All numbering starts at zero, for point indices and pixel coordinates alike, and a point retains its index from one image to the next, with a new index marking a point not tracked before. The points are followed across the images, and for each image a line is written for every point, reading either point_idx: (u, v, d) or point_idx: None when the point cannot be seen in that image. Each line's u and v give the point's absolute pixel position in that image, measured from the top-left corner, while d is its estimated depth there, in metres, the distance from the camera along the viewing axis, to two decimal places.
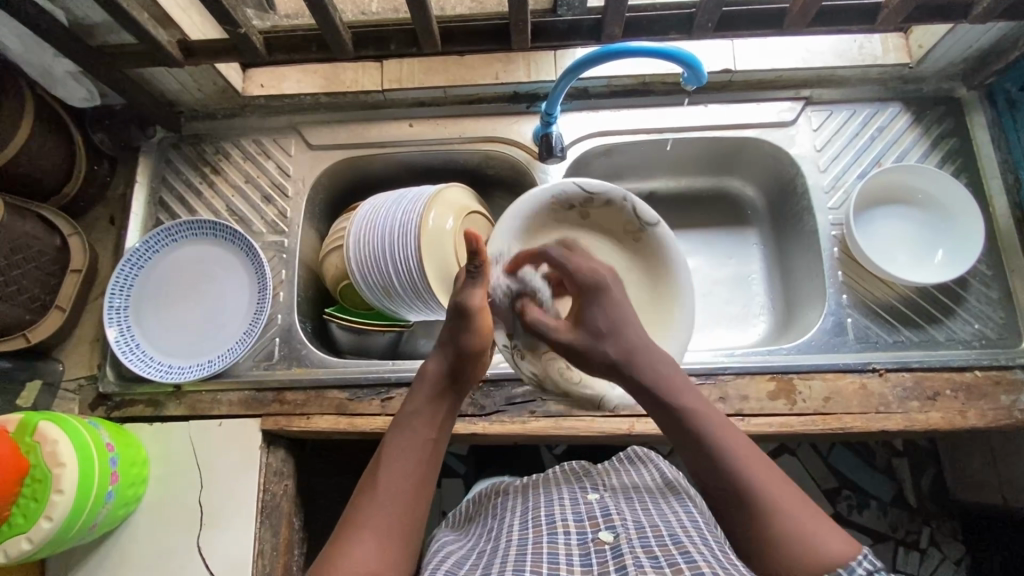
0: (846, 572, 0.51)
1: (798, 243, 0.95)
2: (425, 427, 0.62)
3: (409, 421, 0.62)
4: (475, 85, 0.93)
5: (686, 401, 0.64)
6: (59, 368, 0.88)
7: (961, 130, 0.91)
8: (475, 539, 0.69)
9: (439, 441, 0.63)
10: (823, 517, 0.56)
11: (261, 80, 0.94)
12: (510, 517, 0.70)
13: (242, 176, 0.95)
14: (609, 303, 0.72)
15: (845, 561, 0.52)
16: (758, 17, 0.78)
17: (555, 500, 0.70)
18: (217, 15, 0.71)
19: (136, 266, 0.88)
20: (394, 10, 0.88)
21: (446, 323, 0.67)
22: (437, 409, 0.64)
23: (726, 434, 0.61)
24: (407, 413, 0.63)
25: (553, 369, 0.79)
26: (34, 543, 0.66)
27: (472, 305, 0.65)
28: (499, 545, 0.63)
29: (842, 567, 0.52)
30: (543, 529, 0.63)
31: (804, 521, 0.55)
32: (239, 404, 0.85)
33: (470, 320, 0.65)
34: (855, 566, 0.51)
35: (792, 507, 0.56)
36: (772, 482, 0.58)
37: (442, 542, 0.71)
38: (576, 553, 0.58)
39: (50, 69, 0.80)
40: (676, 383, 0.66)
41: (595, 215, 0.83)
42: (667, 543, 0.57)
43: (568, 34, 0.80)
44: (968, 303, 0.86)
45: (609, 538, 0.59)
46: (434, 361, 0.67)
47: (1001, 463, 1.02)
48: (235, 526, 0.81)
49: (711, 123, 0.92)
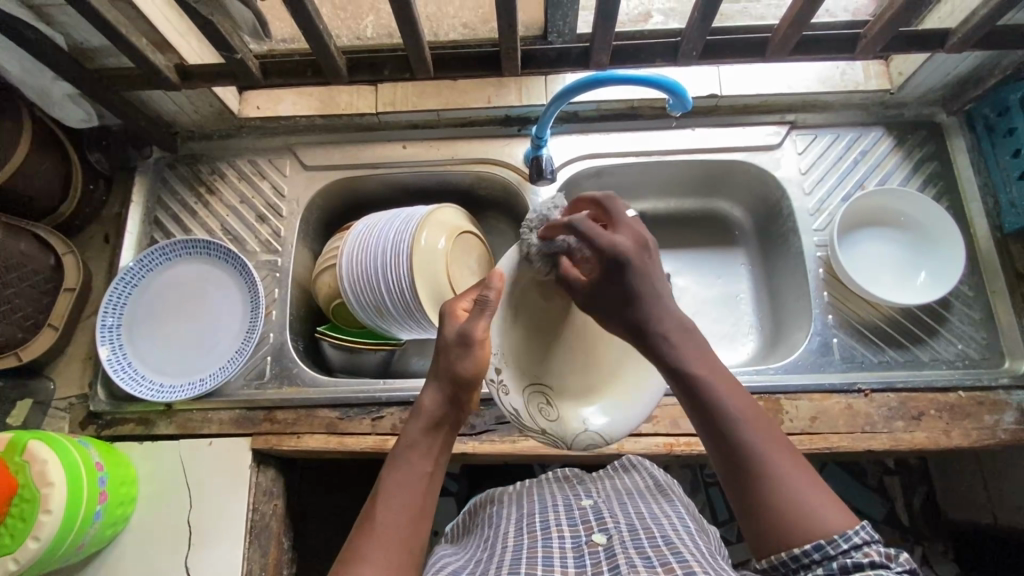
0: (841, 540, 0.47)
1: (785, 264, 0.96)
2: (422, 460, 0.59)
3: (404, 454, 0.59)
4: (468, 109, 0.94)
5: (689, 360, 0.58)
6: (50, 386, 0.88)
7: (941, 154, 0.93)
8: (473, 549, 0.69)
9: (437, 473, 0.59)
10: (824, 487, 0.51)
11: (257, 102, 0.96)
12: (505, 525, 0.70)
13: (237, 196, 0.96)
14: (636, 275, 0.60)
15: (841, 530, 0.47)
16: (741, 45, 0.80)
17: (550, 507, 0.71)
18: (213, 41, 0.73)
19: (130, 285, 0.89)
20: (388, 36, 0.90)
21: (441, 351, 0.63)
22: (435, 442, 0.60)
23: (728, 394, 0.55)
24: (404, 446, 0.59)
25: (532, 404, 0.67)
26: (21, 565, 0.66)
27: (475, 333, 0.62)
28: (495, 552, 0.63)
29: (838, 535, 0.47)
30: (538, 535, 0.64)
31: (806, 488, 0.50)
32: (229, 423, 0.86)
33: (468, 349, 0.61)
34: (852, 535, 0.47)
35: (796, 479, 0.50)
36: (770, 446, 0.52)
37: (440, 554, 0.71)
38: (570, 555, 0.59)
39: (49, 92, 0.82)
40: (680, 337, 0.59)
41: None
42: (658, 544, 0.59)
43: (558, 61, 0.82)
44: (951, 323, 0.87)
45: (603, 541, 0.61)
46: (430, 393, 0.62)
47: (991, 482, 1.03)
48: (223, 546, 0.81)
49: (698, 146, 0.94)
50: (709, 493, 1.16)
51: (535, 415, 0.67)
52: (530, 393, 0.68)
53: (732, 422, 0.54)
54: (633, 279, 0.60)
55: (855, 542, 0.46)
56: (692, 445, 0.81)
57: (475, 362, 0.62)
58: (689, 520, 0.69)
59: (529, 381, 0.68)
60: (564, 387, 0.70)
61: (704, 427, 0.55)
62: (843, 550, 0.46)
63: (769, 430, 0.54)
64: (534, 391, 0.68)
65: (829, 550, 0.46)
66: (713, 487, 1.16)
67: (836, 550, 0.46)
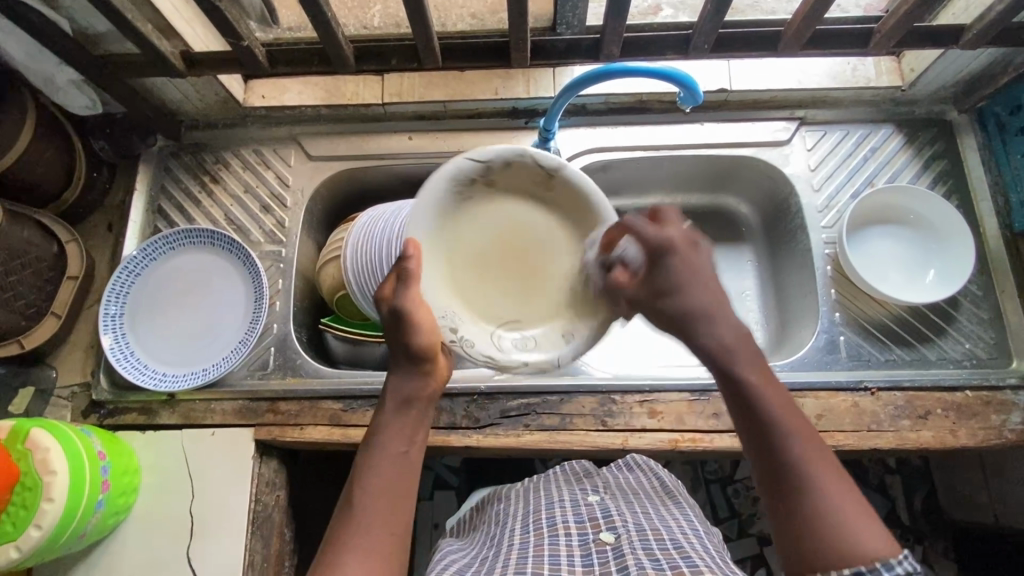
0: (883, 569, 0.47)
1: (792, 261, 0.96)
2: (396, 440, 0.59)
3: (378, 436, 0.59)
4: (475, 100, 0.94)
5: (754, 375, 0.55)
6: (52, 374, 0.88)
7: (952, 152, 0.92)
8: (478, 545, 0.69)
9: (413, 451, 0.59)
10: (868, 510, 0.50)
11: (262, 91, 0.95)
12: (511, 521, 0.70)
13: (242, 186, 0.96)
14: (681, 265, 0.58)
15: (884, 558, 0.47)
16: (753, 39, 0.79)
17: (556, 504, 0.71)
18: (220, 28, 0.72)
19: (133, 274, 0.88)
20: (396, 26, 0.89)
21: (389, 333, 0.63)
22: (406, 420, 0.60)
23: (789, 414, 0.53)
24: (376, 431, 0.60)
25: (505, 344, 0.68)
26: (22, 553, 0.66)
27: (407, 306, 0.61)
28: (501, 549, 0.63)
29: (880, 564, 0.47)
30: (545, 531, 0.64)
31: (853, 519, 0.49)
32: (232, 414, 0.85)
33: (407, 322, 0.61)
34: (895, 564, 0.47)
35: (843, 503, 0.49)
36: (825, 468, 0.51)
37: (446, 550, 0.71)
38: (577, 554, 0.59)
39: (52, 78, 0.81)
40: (745, 350, 0.56)
41: (500, 182, 0.69)
42: (668, 547, 0.59)
43: (567, 52, 0.81)
44: (959, 322, 0.87)
45: (610, 539, 0.60)
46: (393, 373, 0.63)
47: (993, 482, 1.02)
48: (225, 537, 0.81)
49: (706, 141, 0.93)
50: (710, 490, 1.15)
51: (510, 350, 0.68)
52: (501, 334, 0.68)
53: (787, 442, 0.52)
54: (675, 265, 0.58)
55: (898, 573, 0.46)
56: (697, 442, 0.81)
57: (424, 333, 0.61)
58: (696, 521, 0.70)
59: (496, 321, 0.69)
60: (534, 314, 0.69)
61: (756, 446, 0.53)
62: None
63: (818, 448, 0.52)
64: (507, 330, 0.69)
65: None
66: (714, 484, 1.16)
67: None
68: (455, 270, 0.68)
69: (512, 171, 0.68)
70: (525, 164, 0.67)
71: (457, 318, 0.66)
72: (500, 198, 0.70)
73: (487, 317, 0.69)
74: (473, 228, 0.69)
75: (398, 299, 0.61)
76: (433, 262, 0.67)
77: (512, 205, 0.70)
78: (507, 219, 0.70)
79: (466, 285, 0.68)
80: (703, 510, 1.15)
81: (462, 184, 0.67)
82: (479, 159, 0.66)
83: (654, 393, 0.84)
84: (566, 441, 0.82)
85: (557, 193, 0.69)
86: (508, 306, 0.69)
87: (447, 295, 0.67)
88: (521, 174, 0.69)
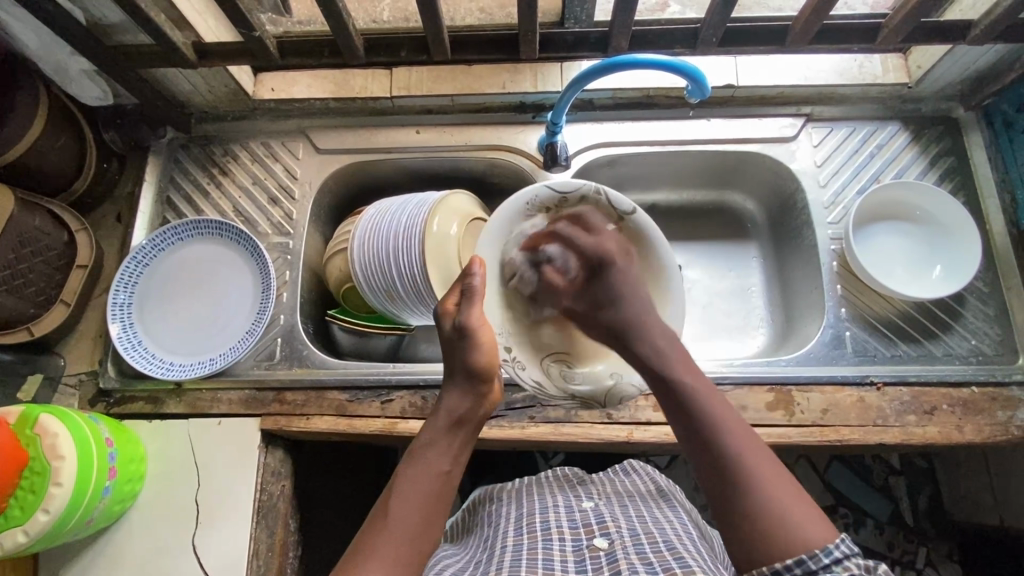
0: (822, 555, 0.48)
1: (798, 257, 0.96)
2: (440, 458, 0.59)
3: (423, 452, 0.59)
4: (483, 94, 0.94)
5: (680, 373, 0.59)
6: (61, 363, 0.88)
7: (959, 149, 0.92)
8: (473, 550, 0.69)
9: (456, 471, 0.60)
10: (803, 499, 0.52)
11: (272, 84, 0.96)
12: (505, 523, 0.70)
13: (249, 178, 0.96)
14: (621, 278, 0.67)
15: (821, 544, 0.48)
16: (761, 33, 0.80)
17: (550, 508, 0.71)
18: (233, 18, 0.73)
19: (141, 263, 0.88)
20: (406, 19, 0.90)
21: (448, 348, 0.64)
22: (456, 441, 0.61)
23: (717, 406, 0.56)
24: (422, 445, 0.60)
25: (551, 373, 0.71)
26: (30, 537, 0.66)
27: (473, 323, 0.62)
28: (494, 554, 0.63)
29: (819, 550, 0.48)
30: (538, 535, 0.65)
31: (785, 505, 0.50)
32: (239, 403, 0.86)
33: (469, 341, 0.62)
34: (833, 549, 0.48)
35: (779, 492, 0.51)
36: (759, 460, 0.53)
37: (440, 554, 0.71)
38: (571, 558, 0.59)
39: (66, 67, 0.82)
40: (670, 353, 0.62)
41: (570, 213, 0.70)
42: (661, 549, 0.59)
43: (576, 46, 0.82)
44: (965, 319, 0.87)
45: (604, 544, 0.60)
46: (452, 395, 0.63)
47: (997, 483, 1.02)
48: (229, 528, 0.81)
49: (714, 137, 0.94)
50: None
51: (559, 381, 0.70)
52: (549, 363, 0.71)
53: (717, 433, 0.54)
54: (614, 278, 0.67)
55: (836, 556, 0.48)
56: None
57: (485, 353, 0.62)
58: (690, 525, 0.70)
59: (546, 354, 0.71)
60: (581, 348, 0.71)
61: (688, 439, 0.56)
62: (825, 564, 0.47)
63: (758, 445, 0.54)
64: (552, 362, 0.71)
65: (812, 564, 0.47)
66: None
67: (818, 564, 0.47)
68: (514, 295, 0.70)
69: (585, 206, 0.70)
70: (598, 202, 0.69)
71: (508, 338, 0.69)
72: (574, 228, 0.71)
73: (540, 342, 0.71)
74: (537, 257, 0.72)
75: (462, 317, 0.63)
76: (492, 283, 0.69)
77: (576, 237, 0.72)
78: (570, 249, 0.72)
79: (517, 308, 0.70)
80: (706, 510, 1.15)
81: (534, 210, 0.69)
82: (559, 190, 0.68)
83: None
84: (570, 435, 0.82)
85: (625, 234, 0.69)
86: (558, 338, 0.71)
87: (502, 316, 0.69)
88: (595, 211, 0.69)
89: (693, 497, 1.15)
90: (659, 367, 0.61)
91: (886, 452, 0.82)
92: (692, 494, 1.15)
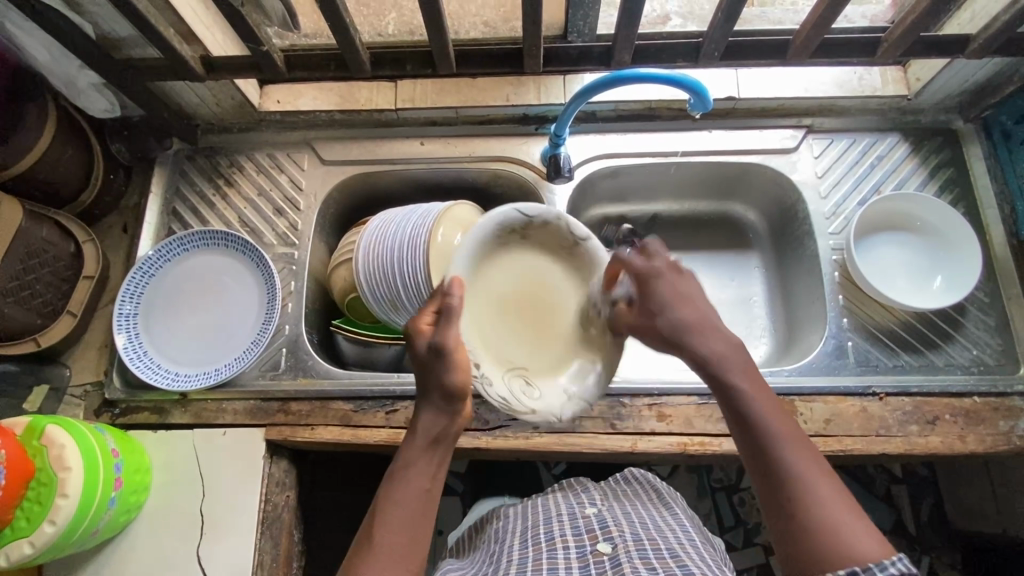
0: (876, 569, 0.46)
1: (799, 268, 0.97)
2: (420, 476, 0.59)
3: (402, 472, 0.59)
4: (487, 107, 0.95)
5: (737, 377, 0.57)
6: (66, 373, 0.89)
7: (958, 160, 0.93)
8: (479, 563, 0.69)
9: (436, 487, 0.59)
10: (858, 511, 0.50)
11: (278, 96, 0.97)
12: (511, 537, 0.70)
13: (255, 189, 0.97)
14: (671, 289, 0.63)
15: (877, 560, 0.47)
16: (760, 47, 0.80)
17: (554, 518, 0.71)
18: (241, 32, 0.74)
19: (147, 274, 0.89)
20: (410, 33, 0.90)
21: (423, 368, 0.62)
22: (433, 458, 0.60)
23: (773, 415, 0.55)
24: (402, 464, 0.59)
25: (515, 389, 0.69)
26: (36, 548, 0.66)
27: (448, 343, 0.61)
28: (501, 566, 0.63)
29: (874, 564, 0.47)
30: (543, 546, 0.65)
31: (836, 516, 0.49)
32: (244, 414, 0.86)
33: (447, 360, 0.61)
34: (889, 565, 0.46)
35: (833, 504, 0.50)
36: (812, 470, 0.52)
37: (447, 568, 0.71)
38: (576, 566, 0.60)
39: (75, 81, 0.82)
40: (730, 356, 0.59)
41: (533, 235, 0.74)
42: (664, 556, 0.59)
43: (579, 60, 0.83)
44: (966, 329, 0.87)
45: (607, 549, 0.61)
46: (427, 410, 0.61)
47: (1001, 492, 1.02)
48: (234, 539, 0.81)
49: (715, 149, 0.95)
50: (716, 498, 1.15)
51: (523, 398, 0.69)
52: (512, 377, 0.70)
53: (774, 444, 0.53)
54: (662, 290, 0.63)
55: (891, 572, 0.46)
56: (706, 446, 0.81)
57: (463, 370, 0.61)
58: (691, 529, 0.70)
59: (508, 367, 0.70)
60: (541, 365, 0.72)
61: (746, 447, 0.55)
62: None
63: (813, 456, 0.53)
64: (514, 377, 0.70)
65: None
66: (721, 493, 1.16)
67: None
68: (484, 313, 0.71)
69: (548, 229, 0.74)
70: (559, 227, 0.74)
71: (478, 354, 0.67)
72: (530, 253, 0.75)
73: (504, 359, 0.71)
74: (502, 274, 0.73)
75: (439, 336, 0.61)
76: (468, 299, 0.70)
77: (537, 257, 0.75)
78: (530, 269, 0.74)
79: (488, 329, 0.71)
80: (709, 519, 1.14)
81: (506, 231, 0.72)
82: (527, 213, 0.72)
83: (662, 397, 0.85)
84: (573, 446, 0.82)
85: (580, 258, 0.75)
86: (522, 354, 0.72)
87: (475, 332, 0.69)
88: (554, 235, 0.75)
89: (696, 506, 1.15)
90: (716, 371, 0.58)
91: (889, 462, 0.83)
92: (696, 503, 1.15)
